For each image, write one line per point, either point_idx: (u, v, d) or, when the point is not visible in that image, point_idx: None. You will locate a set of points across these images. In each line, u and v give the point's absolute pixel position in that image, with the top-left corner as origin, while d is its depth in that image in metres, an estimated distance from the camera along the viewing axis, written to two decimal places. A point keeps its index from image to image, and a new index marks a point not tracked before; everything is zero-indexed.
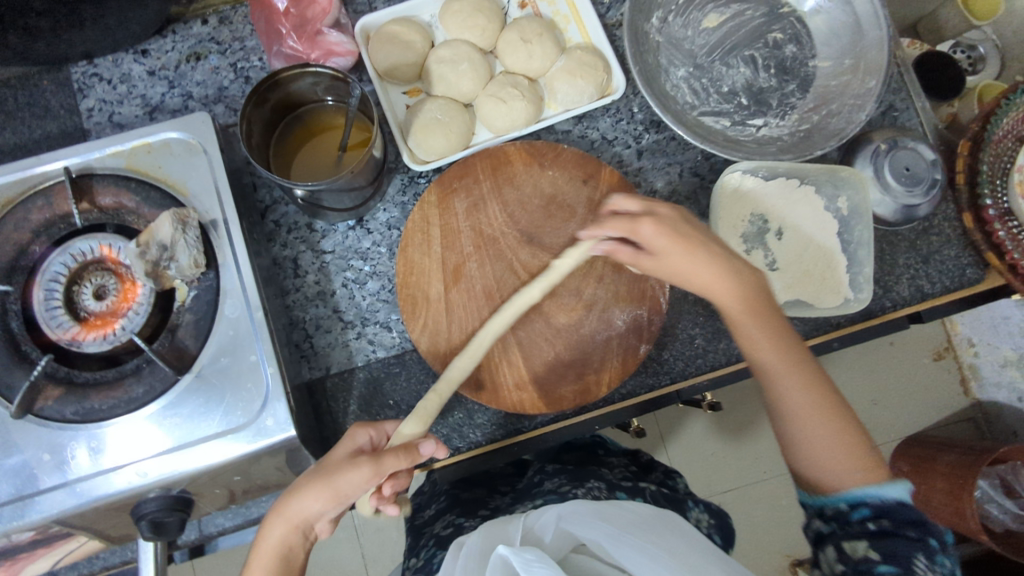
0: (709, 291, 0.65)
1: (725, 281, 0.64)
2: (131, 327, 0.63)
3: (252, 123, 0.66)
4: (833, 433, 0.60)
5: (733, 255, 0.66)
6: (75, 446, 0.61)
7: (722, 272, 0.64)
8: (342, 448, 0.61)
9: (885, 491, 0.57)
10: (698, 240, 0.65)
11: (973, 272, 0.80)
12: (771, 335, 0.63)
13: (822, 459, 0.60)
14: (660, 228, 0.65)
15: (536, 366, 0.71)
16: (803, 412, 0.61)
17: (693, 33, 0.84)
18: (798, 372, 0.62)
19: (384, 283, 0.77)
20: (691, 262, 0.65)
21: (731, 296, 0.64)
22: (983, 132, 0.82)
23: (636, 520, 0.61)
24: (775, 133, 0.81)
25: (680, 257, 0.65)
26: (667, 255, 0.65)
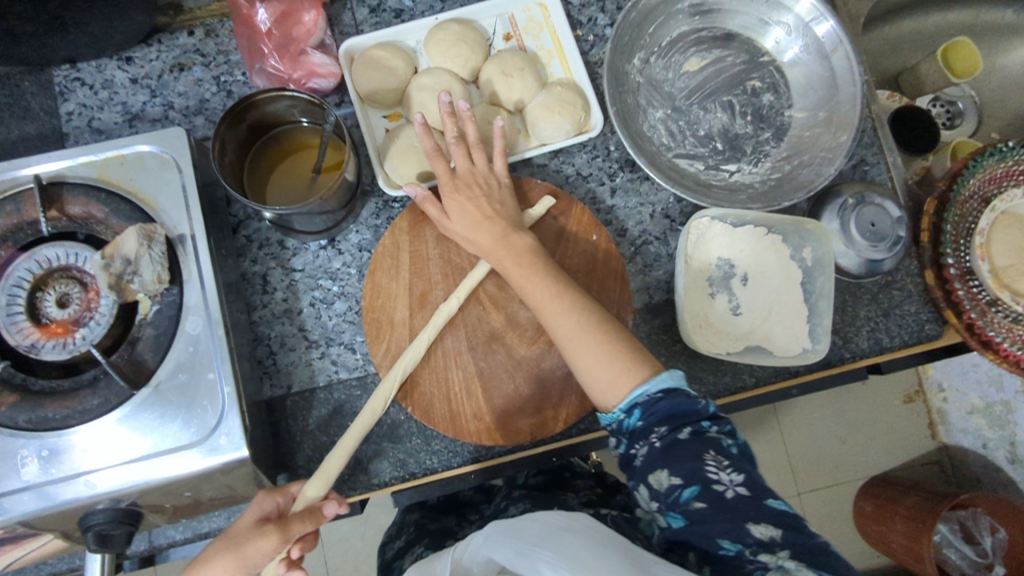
0: (490, 255, 0.69)
1: (509, 237, 0.69)
2: (91, 337, 0.63)
3: (226, 141, 0.67)
4: (603, 356, 0.62)
5: (503, 206, 0.71)
6: (27, 454, 0.61)
7: (495, 228, 0.69)
8: (246, 519, 0.60)
9: (651, 386, 0.60)
10: (470, 196, 0.71)
11: (933, 328, 0.81)
12: (534, 271, 0.67)
13: (596, 374, 0.63)
14: (452, 193, 0.71)
15: (495, 397, 0.72)
16: (573, 342, 0.64)
17: (674, 76, 0.86)
18: (561, 302, 0.65)
19: (351, 305, 0.77)
20: (472, 223, 0.69)
21: (487, 231, 0.69)
22: (949, 193, 0.83)
23: (546, 533, 0.56)
24: (747, 180, 0.82)
25: (460, 208, 0.70)
26: (460, 222, 0.70)
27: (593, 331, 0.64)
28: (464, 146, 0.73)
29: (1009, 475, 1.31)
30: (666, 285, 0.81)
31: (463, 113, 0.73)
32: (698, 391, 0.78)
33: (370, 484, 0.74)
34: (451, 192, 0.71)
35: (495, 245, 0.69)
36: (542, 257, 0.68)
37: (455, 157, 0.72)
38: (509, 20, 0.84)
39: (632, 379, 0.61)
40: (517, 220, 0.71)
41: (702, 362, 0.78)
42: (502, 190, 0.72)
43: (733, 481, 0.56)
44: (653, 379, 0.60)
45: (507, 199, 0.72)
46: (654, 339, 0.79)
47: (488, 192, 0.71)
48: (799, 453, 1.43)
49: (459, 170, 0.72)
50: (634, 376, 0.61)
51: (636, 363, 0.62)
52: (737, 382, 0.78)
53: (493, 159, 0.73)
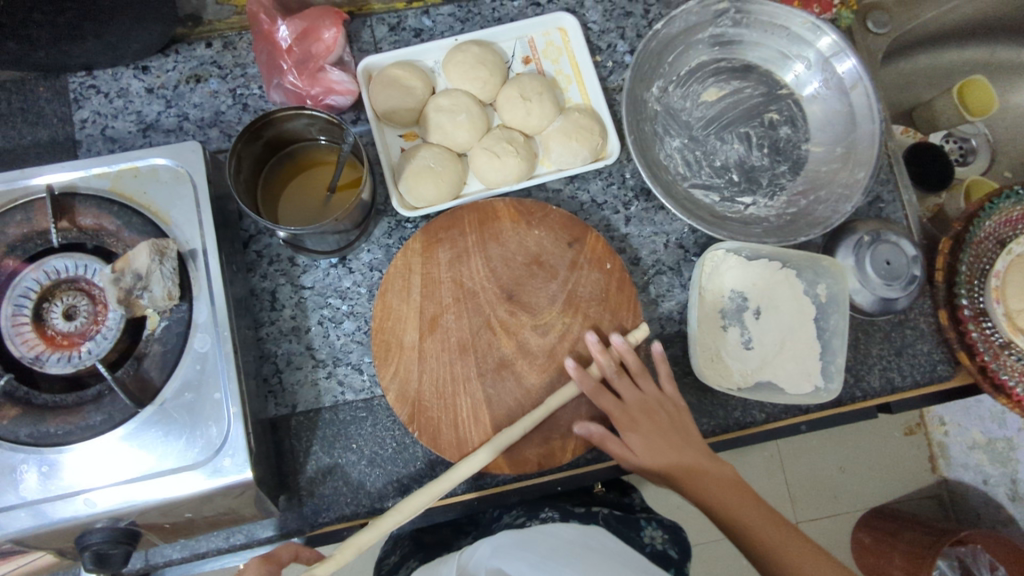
0: (673, 467, 0.69)
1: (675, 444, 0.70)
2: (96, 351, 0.62)
3: (243, 158, 0.66)
4: (816, 558, 0.64)
5: (689, 430, 0.71)
6: (26, 469, 0.60)
7: (694, 449, 0.70)
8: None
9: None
10: (654, 428, 0.70)
11: (944, 369, 0.82)
12: (718, 481, 0.68)
13: (781, 563, 0.64)
14: (635, 432, 0.70)
15: (504, 426, 0.70)
16: (743, 521, 0.66)
17: (691, 105, 0.85)
18: (741, 500, 0.68)
19: (360, 325, 0.76)
20: (654, 447, 0.70)
21: (681, 455, 0.70)
22: (965, 233, 0.82)
23: (559, 542, 0.62)
24: (763, 214, 0.82)
25: (643, 442, 0.70)
26: (641, 445, 0.70)
27: (763, 511, 0.67)
28: (626, 377, 0.72)
29: (1011, 512, 1.27)
30: (678, 316, 0.80)
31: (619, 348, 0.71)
32: (706, 425, 0.77)
33: (373, 508, 0.72)
34: (631, 428, 0.70)
35: (699, 464, 0.69)
36: (720, 470, 0.69)
37: (619, 387, 0.72)
38: (528, 43, 0.84)
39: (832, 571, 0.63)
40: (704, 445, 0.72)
41: (713, 396, 0.77)
42: (682, 417, 0.72)
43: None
44: None
45: (689, 425, 0.72)
46: (664, 370, 0.78)
47: (662, 422, 0.71)
48: (800, 482, 1.42)
49: (629, 399, 0.71)
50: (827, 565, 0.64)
51: (835, 567, 0.64)
52: (747, 417, 0.78)
53: (659, 383, 0.73)
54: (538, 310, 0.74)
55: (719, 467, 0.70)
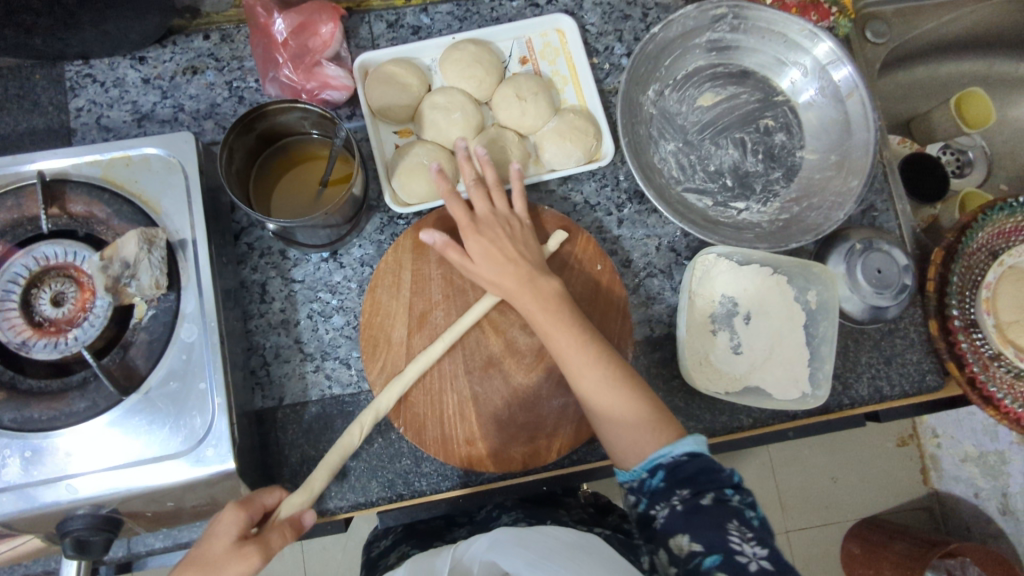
0: (518, 296, 0.67)
1: (530, 279, 0.67)
2: (83, 338, 0.62)
3: (234, 150, 0.66)
4: (628, 420, 0.63)
5: (530, 251, 0.70)
6: (8, 454, 0.60)
7: (523, 270, 0.67)
8: (217, 544, 0.56)
9: (675, 447, 0.60)
10: (493, 239, 0.69)
11: (932, 379, 0.80)
12: (561, 314, 0.66)
13: (624, 441, 0.63)
14: (474, 236, 0.69)
15: (489, 424, 0.70)
16: (600, 392, 0.64)
17: (687, 109, 0.86)
18: (588, 358, 0.65)
19: (349, 319, 0.76)
20: (491, 260, 0.68)
21: (527, 298, 0.67)
22: (957, 245, 0.82)
23: (553, 539, 0.61)
24: (756, 219, 0.82)
25: (484, 251, 0.68)
26: (480, 255, 0.68)
27: (611, 375, 0.64)
28: (483, 189, 0.72)
29: (1000, 526, 1.25)
30: (668, 319, 0.80)
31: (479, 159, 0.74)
32: (693, 429, 0.76)
33: (357, 502, 0.72)
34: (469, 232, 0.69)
35: (541, 306, 0.66)
36: (569, 304, 0.67)
37: (474, 196, 0.72)
38: (526, 44, 0.84)
39: (666, 439, 0.61)
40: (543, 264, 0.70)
41: (700, 400, 0.77)
42: (523, 232, 0.71)
43: (756, 554, 0.54)
44: (676, 441, 0.60)
45: (535, 253, 0.70)
46: (652, 373, 0.78)
47: (507, 238, 0.69)
48: (790, 490, 1.42)
49: (480, 213, 0.71)
50: (662, 436, 0.61)
51: (664, 424, 0.63)
52: (734, 422, 0.77)
53: (509, 201, 0.72)
54: None
55: (558, 298, 0.67)
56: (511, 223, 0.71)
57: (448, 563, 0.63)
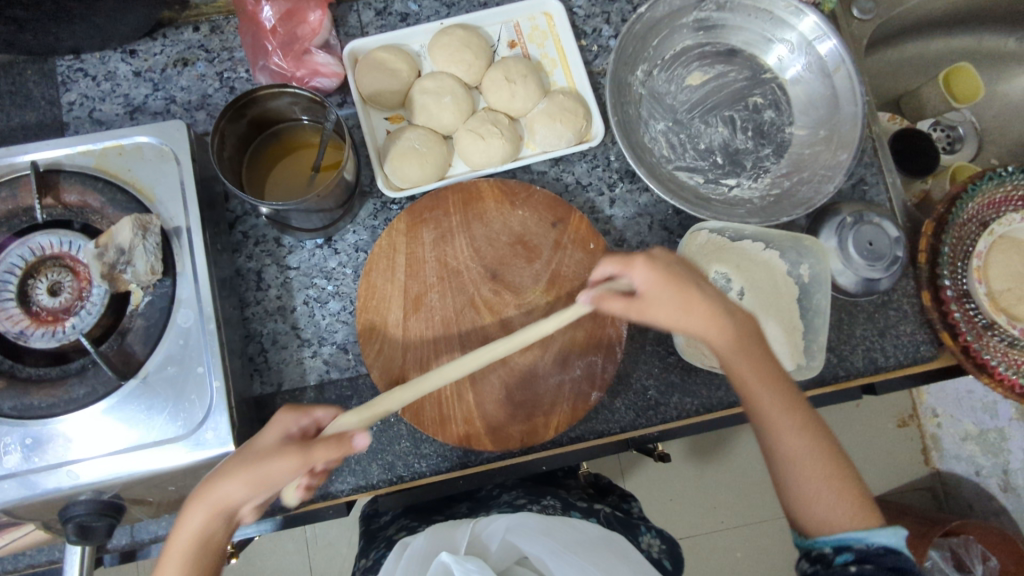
0: (722, 349, 0.63)
1: (724, 322, 0.62)
2: (80, 326, 0.62)
3: (226, 135, 0.66)
4: (822, 482, 0.60)
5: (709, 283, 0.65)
6: (10, 442, 0.60)
7: (716, 311, 0.62)
8: (258, 442, 0.58)
9: (871, 536, 0.57)
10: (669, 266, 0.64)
11: (927, 349, 0.81)
12: (765, 374, 0.63)
13: (810, 508, 0.60)
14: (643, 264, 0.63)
15: (487, 403, 0.71)
16: (792, 461, 0.61)
17: (676, 89, 0.86)
18: (795, 423, 0.62)
19: (345, 305, 0.77)
20: (667, 295, 0.62)
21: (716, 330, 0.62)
22: (947, 215, 0.83)
23: (580, 534, 0.69)
24: (747, 196, 0.82)
25: (694, 315, 0.62)
26: (667, 308, 0.62)
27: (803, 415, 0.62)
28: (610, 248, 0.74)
29: (1002, 501, 1.29)
30: None
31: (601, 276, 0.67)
32: (691, 404, 0.77)
33: (357, 486, 0.73)
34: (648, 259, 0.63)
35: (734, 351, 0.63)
36: (755, 351, 0.63)
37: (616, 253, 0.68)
38: (514, 28, 0.85)
39: (866, 522, 0.59)
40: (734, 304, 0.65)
41: (697, 376, 0.77)
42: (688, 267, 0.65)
43: None
44: (873, 530, 0.58)
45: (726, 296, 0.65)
46: (648, 350, 0.78)
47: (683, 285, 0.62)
48: None
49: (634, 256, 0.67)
50: (861, 517, 0.59)
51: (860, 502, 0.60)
52: (732, 397, 0.77)
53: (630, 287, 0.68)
54: (521, 289, 0.74)
55: (748, 340, 0.63)
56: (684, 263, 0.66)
57: (467, 537, 0.67)
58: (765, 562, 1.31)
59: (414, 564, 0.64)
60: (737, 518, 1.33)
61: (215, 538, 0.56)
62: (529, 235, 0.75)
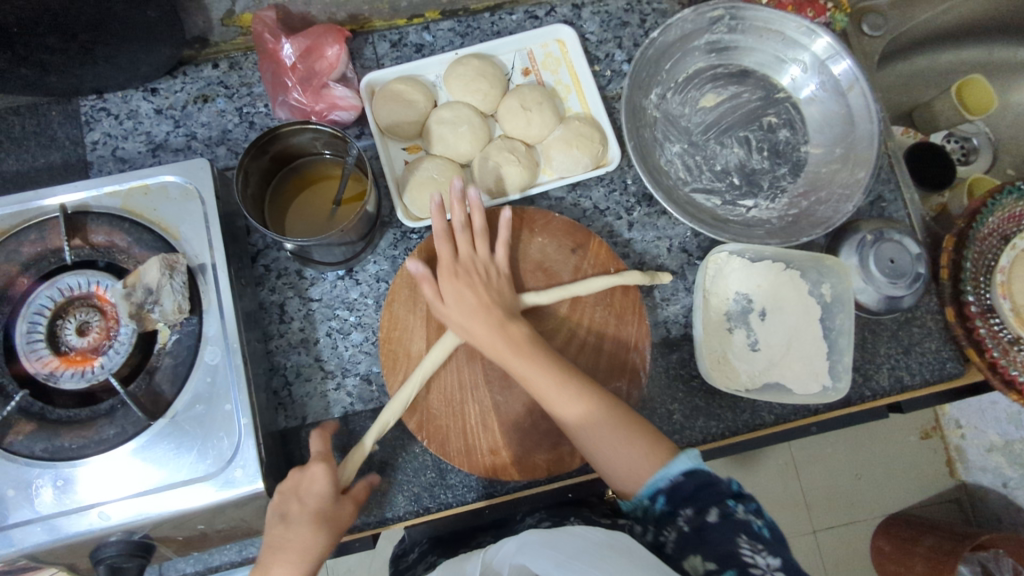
0: (497, 354, 0.67)
1: (480, 310, 0.68)
2: (109, 366, 0.63)
3: (249, 173, 0.67)
4: (611, 436, 0.63)
5: (501, 295, 0.70)
6: (42, 484, 0.60)
7: (478, 304, 0.68)
8: (312, 499, 0.61)
9: (671, 467, 0.60)
10: (468, 284, 0.70)
11: (954, 366, 0.81)
12: (539, 364, 0.66)
13: (614, 459, 0.63)
14: (449, 278, 0.70)
15: (513, 432, 0.71)
16: (586, 432, 0.64)
17: (690, 111, 0.86)
18: (563, 394, 0.65)
19: (368, 335, 0.77)
20: (472, 313, 0.68)
21: (475, 322, 0.68)
22: (968, 230, 0.82)
23: (585, 544, 0.56)
24: (765, 216, 0.82)
25: (459, 304, 0.69)
26: (453, 302, 0.69)
27: (566, 383, 0.65)
28: (469, 234, 0.72)
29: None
30: (684, 319, 0.81)
31: (473, 202, 0.72)
32: (717, 428, 0.77)
33: (384, 518, 0.72)
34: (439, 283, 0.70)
35: (496, 349, 0.67)
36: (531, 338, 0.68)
37: (456, 245, 0.72)
38: (527, 55, 0.85)
39: (657, 462, 0.62)
40: (509, 304, 0.70)
41: (721, 399, 0.77)
42: (502, 284, 0.71)
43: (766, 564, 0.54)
44: (672, 461, 0.61)
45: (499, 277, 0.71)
46: (671, 374, 0.78)
47: (473, 285, 0.70)
48: (814, 490, 1.36)
49: (461, 256, 0.71)
50: (655, 458, 0.62)
51: (655, 443, 0.63)
52: (756, 419, 0.77)
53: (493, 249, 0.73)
54: (542, 317, 0.74)
55: (513, 327, 0.68)
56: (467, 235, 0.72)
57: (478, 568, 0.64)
58: None
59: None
60: None
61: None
62: (548, 262, 0.75)
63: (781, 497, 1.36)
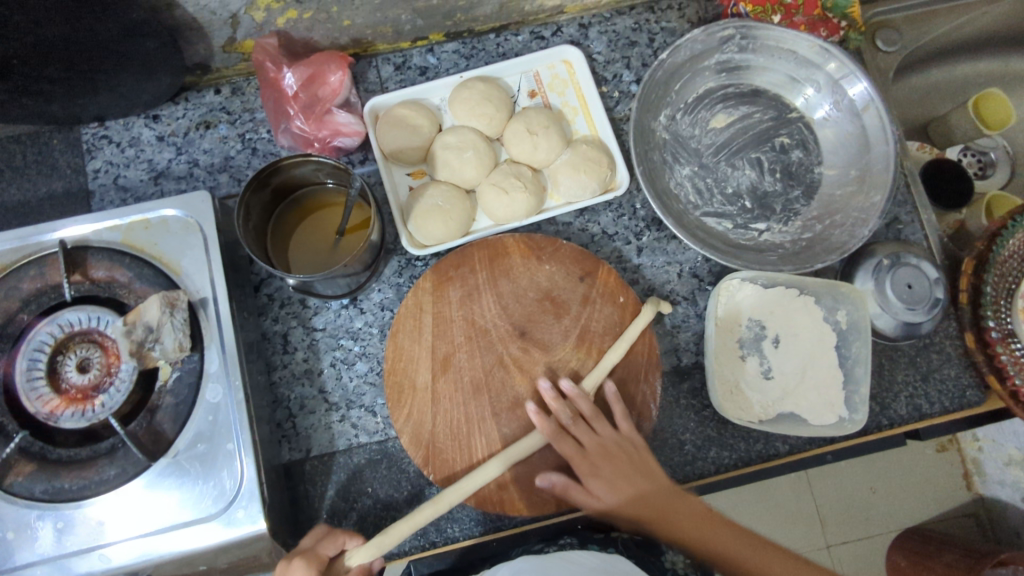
0: (654, 519, 0.66)
1: (629, 483, 0.68)
2: (110, 405, 0.61)
3: (251, 206, 0.66)
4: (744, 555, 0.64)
5: (640, 456, 0.69)
6: (41, 525, 0.60)
7: (630, 476, 0.68)
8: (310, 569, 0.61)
9: None
10: (615, 468, 0.68)
11: (975, 394, 0.79)
12: (671, 512, 0.66)
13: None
14: (595, 478, 0.68)
15: (521, 466, 0.69)
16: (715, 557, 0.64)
17: (700, 132, 0.84)
18: (699, 534, 0.65)
19: (373, 365, 0.76)
20: (625, 489, 0.68)
21: (628, 488, 0.68)
22: (988, 253, 0.79)
23: (579, 571, 0.62)
24: (777, 240, 0.81)
25: (609, 488, 0.68)
26: (607, 492, 0.67)
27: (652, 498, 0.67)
28: (584, 422, 0.70)
29: None
30: (695, 347, 0.79)
31: (569, 392, 0.70)
32: (729, 459, 0.75)
33: (389, 553, 0.71)
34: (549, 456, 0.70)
35: (657, 513, 0.66)
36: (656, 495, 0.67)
37: (575, 432, 0.69)
38: (534, 77, 0.84)
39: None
40: (648, 462, 0.69)
41: (734, 429, 0.76)
42: (642, 454, 0.69)
43: None
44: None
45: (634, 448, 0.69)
46: (683, 404, 0.76)
47: (616, 458, 0.68)
48: (829, 506, 1.32)
49: (588, 447, 0.68)
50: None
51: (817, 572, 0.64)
52: (770, 450, 0.76)
53: (617, 421, 0.70)
54: (551, 347, 0.73)
55: (666, 491, 0.67)
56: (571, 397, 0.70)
57: None
58: None
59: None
60: None
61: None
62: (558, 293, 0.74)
63: (794, 513, 1.32)
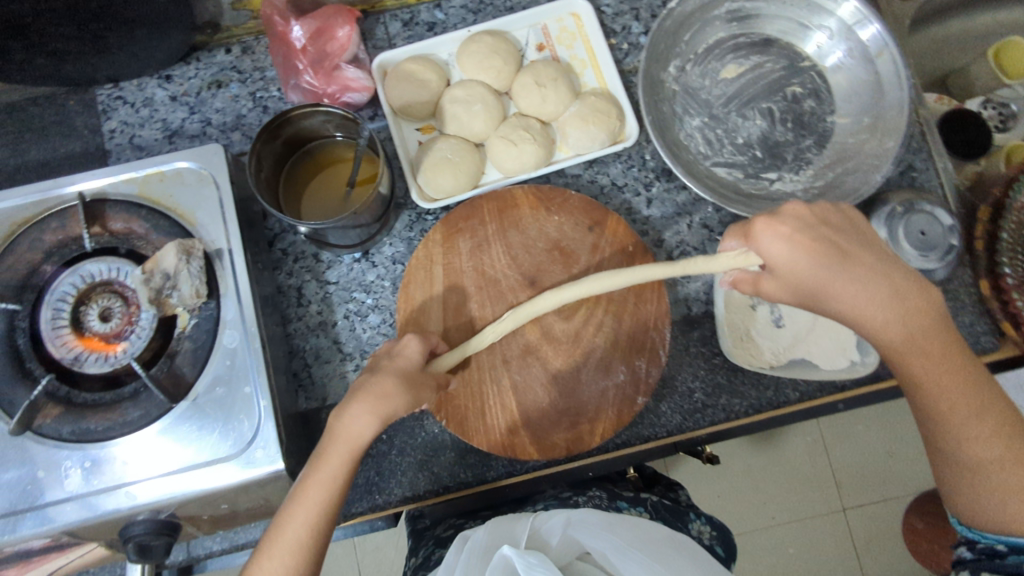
0: (844, 295, 0.55)
1: (850, 284, 0.55)
2: (132, 350, 0.64)
3: (262, 157, 0.67)
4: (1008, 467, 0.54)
5: (845, 234, 0.58)
6: (70, 465, 0.62)
7: (846, 265, 0.55)
8: (402, 358, 0.64)
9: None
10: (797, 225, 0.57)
11: (988, 341, 0.78)
12: (935, 357, 0.55)
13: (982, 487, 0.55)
14: (771, 234, 0.56)
15: (531, 410, 0.70)
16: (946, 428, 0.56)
17: (710, 83, 0.84)
18: (978, 424, 0.55)
19: (385, 317, 0.77)
20: (812, 258, 0.55)
21: (827, 259, 0.55)
22: (1005, 199, 0.79)
23: (640, 531, 0.68)
24: (789, 189, 0.80)
25: (788, 249, 0.56)
26: (783, 254, 0.56)
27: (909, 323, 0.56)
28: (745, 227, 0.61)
29: None
30: (705, 297, 0.79)
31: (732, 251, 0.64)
32: (740, 405, 0.75)
33: (405, 496, 0.73)
34: (774, 226, 0.56)
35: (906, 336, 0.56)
36: (941, 347, 0.55)
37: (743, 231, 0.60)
38: (542, 30, 0.84)
39: None
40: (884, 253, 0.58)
41: (744, 377, 0.76)
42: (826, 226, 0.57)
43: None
44: None
45: (877, 266, 0.57)
46: (693, 352, 0.77)
47: (803, 233, 0.56)
48: (845, 467, 1.31)
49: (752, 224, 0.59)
50: None
51: None
52: (780, 397, 0.75)
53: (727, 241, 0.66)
54: None
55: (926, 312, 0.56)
56: (831, 233, 0.57)
57: (528, 532, 0.66)
58: (822, 557, 1.28)
59: (473, 559, 0.62)
60: (788, 513, 1.30)
61: (349, 485, 0.58)
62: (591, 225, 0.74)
63: (809, 476, 1.31)
